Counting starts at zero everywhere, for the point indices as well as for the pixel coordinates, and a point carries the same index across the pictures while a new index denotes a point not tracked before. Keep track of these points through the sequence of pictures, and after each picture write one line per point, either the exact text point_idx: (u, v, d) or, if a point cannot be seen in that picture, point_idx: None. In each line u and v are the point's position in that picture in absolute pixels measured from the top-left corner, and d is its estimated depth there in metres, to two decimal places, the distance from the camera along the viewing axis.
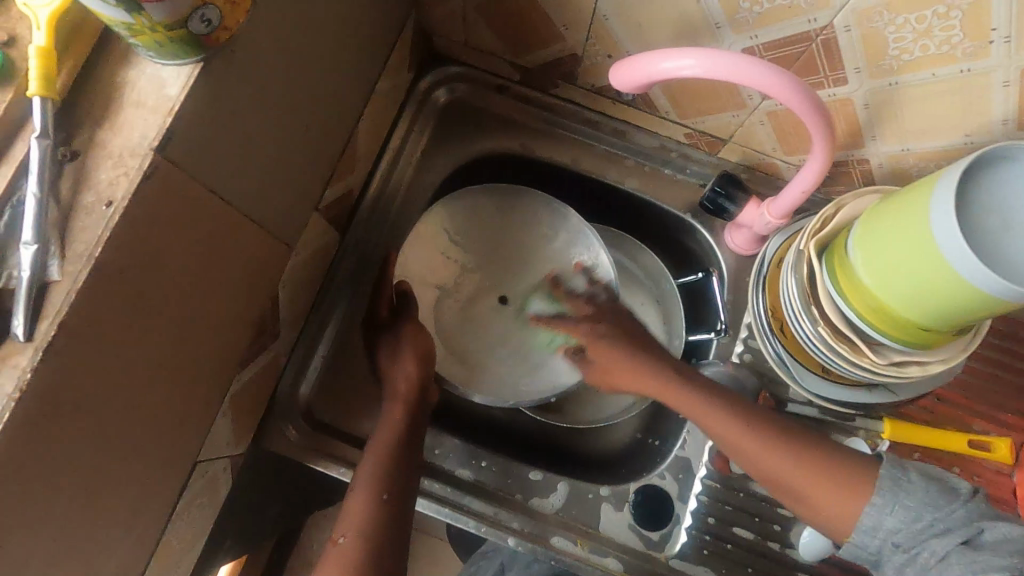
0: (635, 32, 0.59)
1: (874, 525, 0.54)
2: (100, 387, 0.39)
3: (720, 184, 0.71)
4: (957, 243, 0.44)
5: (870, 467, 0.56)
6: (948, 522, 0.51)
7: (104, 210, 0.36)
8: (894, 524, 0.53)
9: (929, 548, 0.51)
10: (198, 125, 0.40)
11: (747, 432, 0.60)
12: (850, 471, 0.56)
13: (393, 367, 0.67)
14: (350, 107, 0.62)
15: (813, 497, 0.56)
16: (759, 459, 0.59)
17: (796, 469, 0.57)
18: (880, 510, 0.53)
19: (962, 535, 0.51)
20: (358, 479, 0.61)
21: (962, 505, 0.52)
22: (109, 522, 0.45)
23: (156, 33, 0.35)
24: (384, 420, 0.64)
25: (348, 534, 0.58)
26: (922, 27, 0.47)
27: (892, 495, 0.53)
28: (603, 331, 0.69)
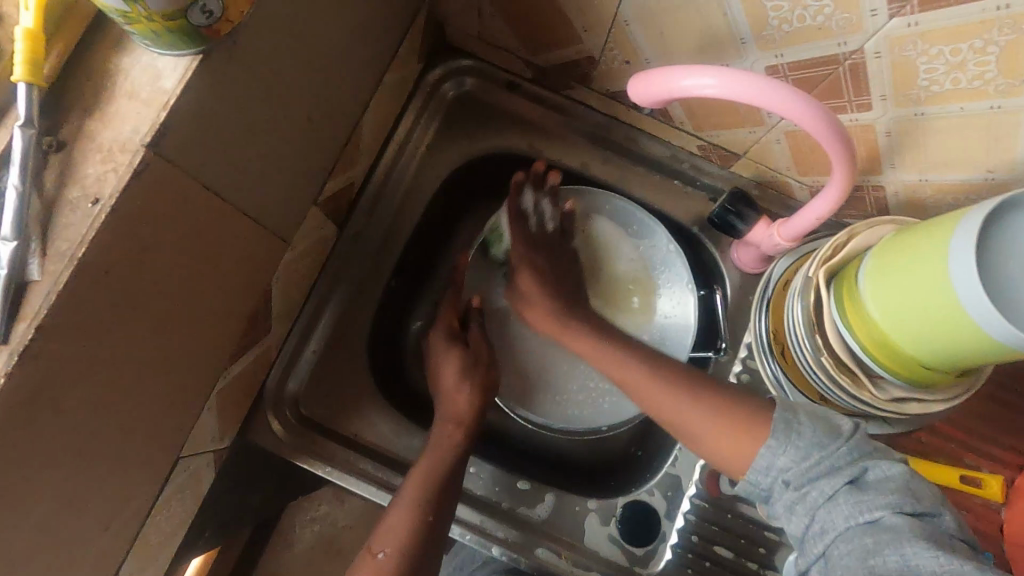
0: (657, 39, 0.57)
1: (768, 465, 0.49)
2: (79, 390, 0.38)
3: (729, 201, 0.69)
4: (975, 278, 0.43)
5: (768, 410, 0.52)
6: (836, 460, 0.46)
7: (91, 207, 0.34)
8: (784, 463, 0.48)
9: (818, 488, 0.46)
10: (194, 121, 0.38)
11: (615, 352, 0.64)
12: (748, 410, 0.53)
13: (457, 387, 0.66)
14: (356, 98, 0.59)
15: (714, 439, 0.54)
16: (629, 380, 0.61)
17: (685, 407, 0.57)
18: (774, 451, 0.49)
19: (849, 474, 0.46)
20: (401, 495, 0.59)
21: (847, 443, 0.47)
22: (85, 522, 0.44)
23: (152, 22, 0.33)
24: (436, 442, 0.63)
25: (388, 548, 0.56)
26: (955, 59, 0.45)
27: (785, 436, 0.49)
28: (541, 269, 0.69)
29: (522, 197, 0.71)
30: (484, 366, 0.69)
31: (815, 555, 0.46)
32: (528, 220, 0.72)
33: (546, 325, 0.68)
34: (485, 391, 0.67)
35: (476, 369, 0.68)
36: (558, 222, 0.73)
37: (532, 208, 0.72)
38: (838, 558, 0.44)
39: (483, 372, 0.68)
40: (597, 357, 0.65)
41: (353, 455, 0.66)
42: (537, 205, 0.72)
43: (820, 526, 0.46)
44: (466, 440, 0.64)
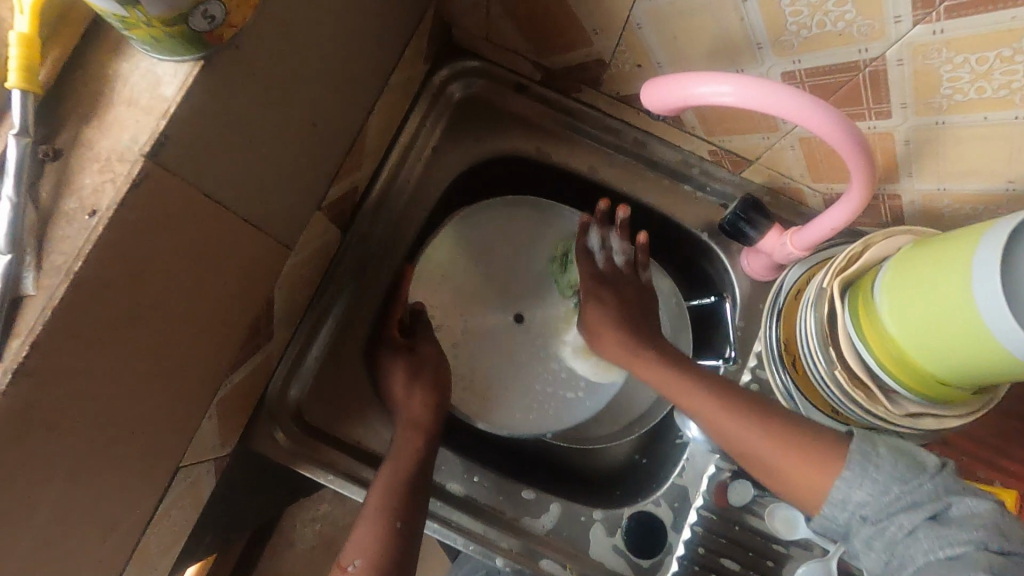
0: (671, 43, 0.56)
1: (844, 499, 0.49)
2: (75, 407, 0.37)
3: (740, 208, 0.68)
4: (1000, 304, 0.41)
5: (843, 441, 0.52)
6: (916, 496, 0.47)
7: (88, 220, 0.33)
8: (861, 496, 0.49)
9: (896, 522, 0.47)
10: (195, 130, 0.36)
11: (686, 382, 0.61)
12: (825, 440, 0.52)
13: (409, 398, 0.66)
14: (361, 101, 0.58)
15: (791, 472, 0.53)
16: (701, 410, 0.59)
17: (761, 438, 0.55)
18: (851, 484, 0.49)
19: (930, 509, 0.46)
20: (368, 504, 0.60)
21: (930, 479, 0.48)
22: (83, 537, 0.43)
23: (152, 27, 0.31)
24: (398, 450, 0.63)
25: (358, 560, 0.57)
26: (982, 68, 0.43)
27: (861, 469, 0.49)
28: (612, 301, 0.69)
29: (588, 236, 0.73)
30: (435, 367, 0.69)
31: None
32: (596, 258, 0.72)
33: (617, 354, 0.67)
34: (438, 388, 0.68)
35: (424, 368, 0.68)
36: (628, 257, 0.72)
37: (599, 246, 0.72)
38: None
39: (432, 369, 0.69)
40: (656, 377, 0.64)
41: (355, 463, 0.66)
42: (606, 239, 0.72)
43: (900, 560, 0.46)
44: (428, 445, 0.64)
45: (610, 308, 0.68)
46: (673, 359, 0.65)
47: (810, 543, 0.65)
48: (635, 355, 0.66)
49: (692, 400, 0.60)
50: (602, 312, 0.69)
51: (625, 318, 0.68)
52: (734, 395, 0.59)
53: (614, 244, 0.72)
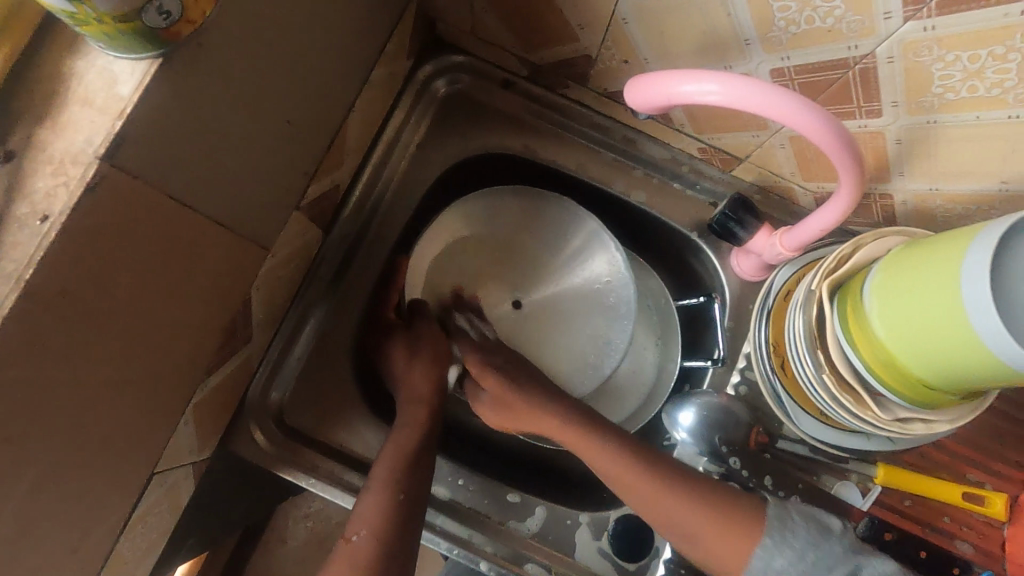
0: (656, 39, 0.54)
1: (766, 566, 0.55)
2: (32, 417, 0.36)
3: (730, 207, 0.66)
4: (991, 313, 0.40)
5: (756, 511, 0.57)
6: (830, 560, 0.53)
7: (40, 225, 0.33)
8: (782, 563, 0.55)
9: None
10: (155, 130, 0.35)
11: (609, 453, 0.62)
12: (747, 512, 0.57)
13: (410, 370, 0.67)
14: (339, 97, 0.57)
15: (719, 547, 0.57)
16: (627, 481, 0.61)
17: (694, 514, 0.58)
18: (770, 553, 0.55)
19: (845, 570, 0.52)
20: (371, 478, 0.59)
21: (839, 542, 0.54)
22: (52, 548, 0.42)
23: (103, 24, 0.30)
24: (404, 421, 0.63)
25: (362, 529, 0.56)
26: (974, 66, 0.42)
27: (780, 536, 0.55)
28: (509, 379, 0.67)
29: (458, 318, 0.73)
30: (434, 340, 0.70)
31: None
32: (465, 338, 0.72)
33: (526, 420, 0.67)
34: (438, 361, 0.69)
35: (422, 346, 0.69)
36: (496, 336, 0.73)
37: (469, 325, 0.73)
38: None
39: (430, 345, 0.69)
40: (572, 441, 0.65)
41: (337, 467, 0.65)
42: (480, 318, 0.73)
43: None
44: (430, 418, 0.65)
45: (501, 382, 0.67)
46: (598, 428, 0.64)
47: None
48: (573, 434, 0.64)
49: (628, 476, 0.61)
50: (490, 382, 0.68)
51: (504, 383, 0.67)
52: (670, 470, 0.61)
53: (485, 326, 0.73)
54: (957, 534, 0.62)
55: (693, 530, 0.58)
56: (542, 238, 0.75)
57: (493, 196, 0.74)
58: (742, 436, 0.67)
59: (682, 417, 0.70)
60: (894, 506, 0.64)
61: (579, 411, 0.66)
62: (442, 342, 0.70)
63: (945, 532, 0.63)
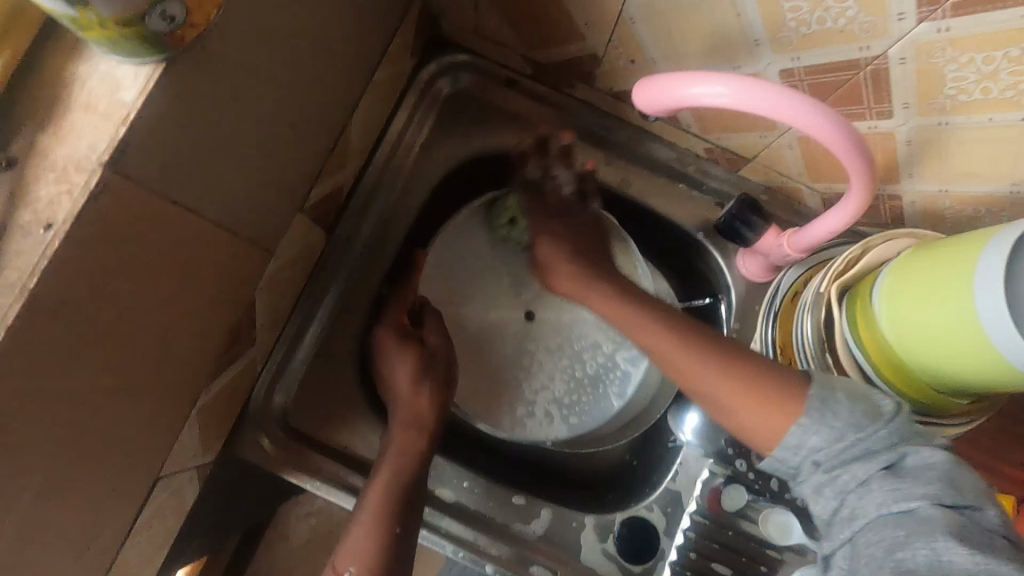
0: (664, 39, 0.54)
1: (798, 444, 0.47)
2: (37, 425, 0.35)
3: (737, 209, 0.66)
4: (1006, 319, 0.40)
5: (800, 385, 0.49)
6: (871, 444, 0.45)
7: (44, 233, 0.32)
8: (817, 442, 0.46)
9: (850, 471, 0.45)
10: (158, 136, 0.35)
11: (661, 330, 0.58)
12: (782, 384, 0.50)
13: (415, 394, 0.63)
14: (343, 98, 0.56)
15: (749, 417, 0.51)
16: (666, 356, 0.57)
17: (724, 384, 0.53)
18: (806, 430, 0.47)
19: (886, 459, 0.44)
20: (364, 507, 0.58)
21: (887, 427, 0.45)
22: (57, 555, 0.41)
23: (107, 29, 0.30)
24: (397, 445, 0.61)
25: (354, 565, 0.55)
26: (988, 68, 0.41)
27: (818, 415, 0.47)
28: (569, 241, 0.66)
29: (526, 166, 0.70)
30: (443, 362, 0.66)
31: (840, 540, 0.44)
32: (539, 185, 0.69)
33: (574, 292, 0.65)
34: (444, 385, 0.66)
35: (433, 364, 0.65)
36: (576, 186, 0.68)
37: (542, 177, 0.68)
38: (863, 548, 0.42)
39: (444, 365, 0.66)
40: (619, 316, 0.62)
41: (341, 470, 0.64)
42: (550, 170, 0.68)
43: (849, 509, 0.44)
44: (424, 441, 0.62)
45: (565, 250, 0.65)
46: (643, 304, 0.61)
47: (804, 548, 0.64)
48: (620, 310, 0.62)
49: (666, 351, 0.57)
50: (550, 236, 0.66)
51: (565, 244, 0.66)
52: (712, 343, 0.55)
53: (558, 176, 0.68)
54: None
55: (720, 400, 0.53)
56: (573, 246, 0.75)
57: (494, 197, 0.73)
58: None
59: (689, 419, 0.68)
60: None
61: (617, 279, 0.64)
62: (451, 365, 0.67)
63: None
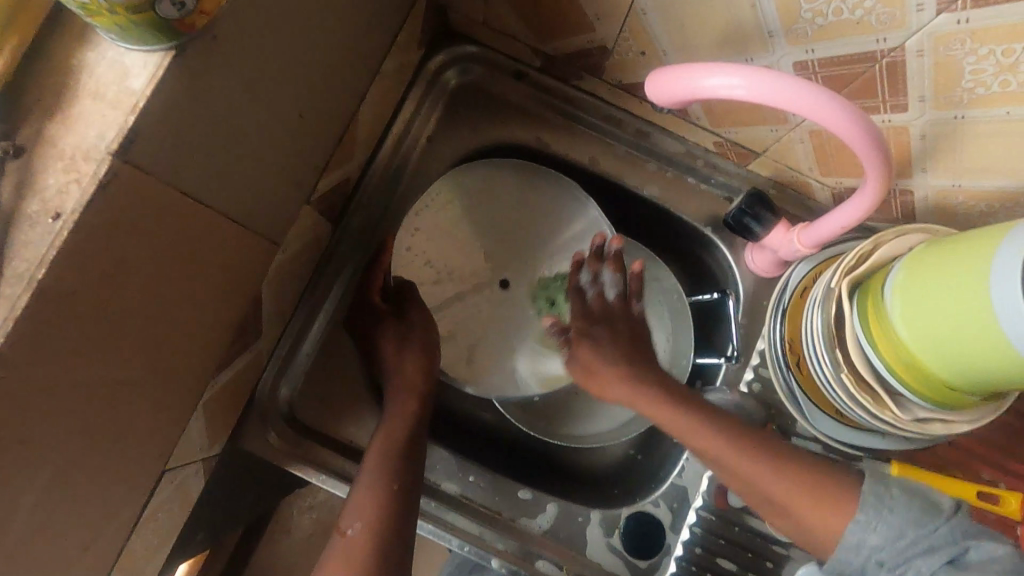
0: (676, 31, 0.53)
1: (860, 542, 0.50)
2: (46, 416, 0.35)
3: (746, 202, 0.64)
4: (1020, 316, 0.39)
5: (852, 478, 0.53)
6: (933, 541, 0.48)
7: (52, 223, 0.32)
8: (876, 540, 0.49)
9: (913, 567, 0.47)
10: (167, 126, 0.34)
11: (711, 426, 0.57)
12: (842, 486, 0.52)
13: (398, 360, 0.65)
14: (351, 89, 0.55)
15: (809, 517, 0.52)
16: (719, 456, 0.56)
17: (773, 476, 0.54)
18: (864, 527, 0.50)
19: (948, 553, 0.47)
20: (364, 469, 0.59)
21: (947, 525, 0.48)
22: (64, 547, 0.41)
23: (116, 15, 0.29)
24: (391, 414, 0.62)
25: (355, 525, 0.56)
26: (1008, 61, 0.41)
27: (875, 511, 0.50)
28: (618, 351, 0.61)
29: (579, 270, 0.65)
30: (423, 334, 0.67)
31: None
32: (584, 294, 0.64)
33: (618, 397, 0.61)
34: (428, 354, 0.67)
35: (411, 334, 0.66)
36: (621, 289, 0.64)
37: (591, 281, 0.65)
38: None
39: (421, 337, 0.67)
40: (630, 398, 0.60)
41: (348, 464, 0.64)
42: (594, 274, 0.64)
43: None
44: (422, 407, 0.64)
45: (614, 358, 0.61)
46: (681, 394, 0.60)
47: None
48: (657, 401, 0.59)
49: (715, 448, 0.56)
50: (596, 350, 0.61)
51: (613, 356, 0.61)
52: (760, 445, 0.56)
53: (603, 277, 0.64)
54: None
55: (773, 497, 0.54)
56: (546, 222, 0.74)
57: (485, 168, 0.72)
58: None
59: None
60: None
61: (660, 377, 0.61)
62: (432, 336, 0.68)
63: None
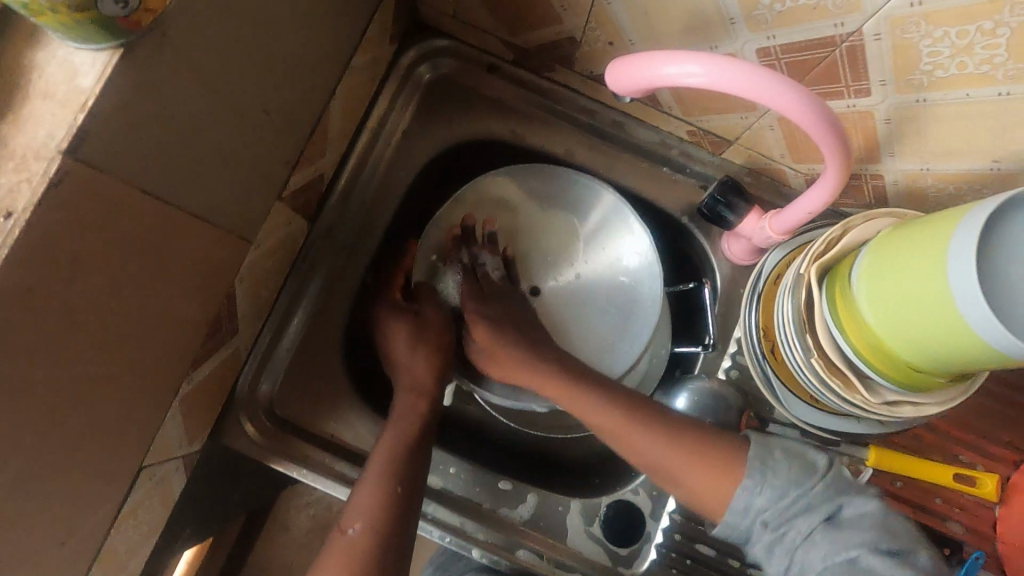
0: (640, 20, 0.53)
1: (746, 507, 0.51)
2: (9, 414, 0.36)
3: (720, 191, 0.65)
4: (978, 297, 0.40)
5: (741, 447, 0.54)
6: (810, 500, 0.50)
7: (3, 222, 0.32)
8: (762, 503, 0.51)
9: (794, 527, 0.49)
10: (119, 123, 0.35)
11: (599, 406, 0.60)
12: (728, 449, 0.54)
13: (410, 356, 0.66)
14: (318, 84, 0.55)
15: (697, 481, 0.54)
16: (617, 433, 0.58)
17: (673, 451, 0.56)
18: (751, 491, 0.51)
19: (824, 512, 0.50)
20: (368, 469, 0.58)
21: (822, 482, 0.51)
22: (36, 544, 0.42)
23: (58, 13, 0.29)
24: (399, 411, 0.62)
25: (359, 524, 0.55)
26: (963, 42, 0.41)
27: (761, 475, 0.51)
28: (503, 320, 0.67)
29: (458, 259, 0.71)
30: (436, 332, 0.69)
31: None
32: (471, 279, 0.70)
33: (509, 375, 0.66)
34: (439, 351, 0.68)
35: (426, 330, 0.68)
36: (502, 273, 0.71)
37: (469, 266, 0.71)
38: None
39: (435, 333, 0.68)
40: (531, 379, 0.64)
41: (329, 458, 0.65)
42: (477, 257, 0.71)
43: (799, 565, 0.49)
44: (426, 403, 0.64)
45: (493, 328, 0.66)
46: (579, 376, 0.62)
47: None
48: (549, 380, 0.63)
49: (613, 426, 0.58)
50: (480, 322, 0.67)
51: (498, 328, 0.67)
52: (654, 414, 0.58)
53: (487, 268, 0.71)
54: (948, 516, 0.62)
55: (673, 472, 0.56)
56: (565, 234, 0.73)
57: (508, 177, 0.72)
58: (734, 420, 0.67)
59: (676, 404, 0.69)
60: (885, 488, 0.64)
61: (556, 356, 0.65)
62: (446, 336, 0.70)
63: (936, 513, 0.63)
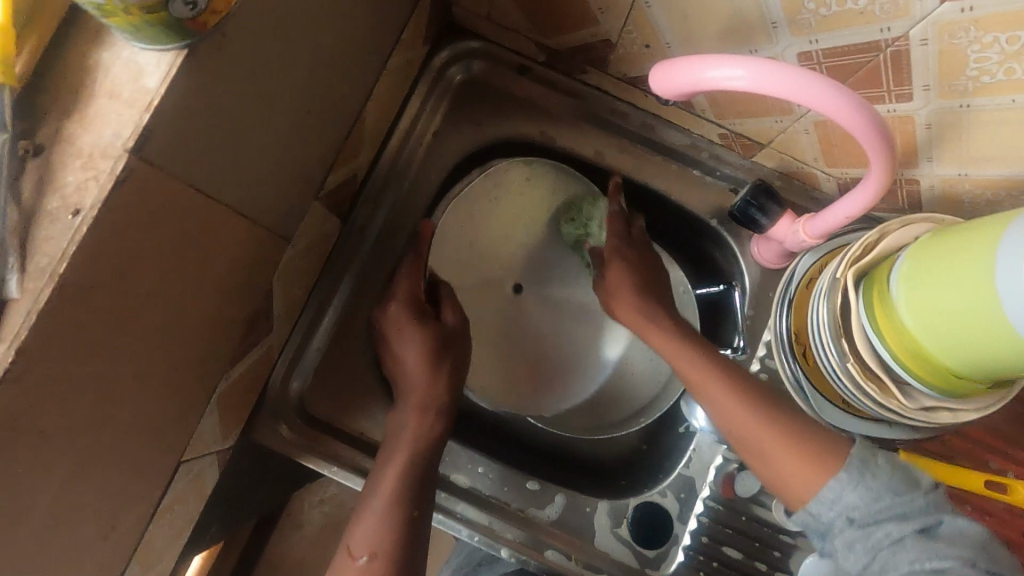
0: (680, 23, 0.53)
1: (834, 498, 0.50)
2: (67, 409, 0.36)
3: (751, 193, 0.65)
4: None
5: (843, 445, 0.52)
6: (909, 508, 0.47)
7: (71, 219, 0.33)
8: (853, 499, 0.49)
9: (884, 530, 0.46)
10: (179, 123, 0.35)
11: (701, 360, 0.60)
12: (827, 443, 0.52)
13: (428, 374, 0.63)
14: (357, 85, 0.56)
15: (784, 463, 0.53)
16: (708, 389, 0.59)
17: (763, 428, 0.55)
18: (844, 486, 0.49)
19: (920, 522, 0.46)
20: (376, 491, 0.58)
21: (924, 496, 0.47)
22: (84, 536, 0.42)
23: (131, 14, 0.30)
24: (409, 424, 0.61)
25: (370, 553, 0.54)
26: (1012, 48, 0.41)
27: (858, 474, 0.49)
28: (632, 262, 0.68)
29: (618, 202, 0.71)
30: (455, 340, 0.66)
31: None
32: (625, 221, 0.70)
33: (632, 322, 0.66)
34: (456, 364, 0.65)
35: (450, 343, 0.65)
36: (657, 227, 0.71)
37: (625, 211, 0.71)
38: None
39: (454, 351, 0.65)
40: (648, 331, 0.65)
41: (360, 456, 0.65)
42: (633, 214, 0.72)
43: (878, 565, 0.46)
44: (437, 424, 0.62)
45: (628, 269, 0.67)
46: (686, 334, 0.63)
47: None
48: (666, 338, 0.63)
49: (702, 378, 0.59)
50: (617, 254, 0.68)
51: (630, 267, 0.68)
52: (749, 386, 0.58)
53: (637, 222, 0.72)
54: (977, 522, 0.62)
55: (758, 445, 0.55)
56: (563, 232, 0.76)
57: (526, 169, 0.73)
58: None
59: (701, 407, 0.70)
60: None
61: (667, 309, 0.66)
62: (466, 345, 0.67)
63: None
